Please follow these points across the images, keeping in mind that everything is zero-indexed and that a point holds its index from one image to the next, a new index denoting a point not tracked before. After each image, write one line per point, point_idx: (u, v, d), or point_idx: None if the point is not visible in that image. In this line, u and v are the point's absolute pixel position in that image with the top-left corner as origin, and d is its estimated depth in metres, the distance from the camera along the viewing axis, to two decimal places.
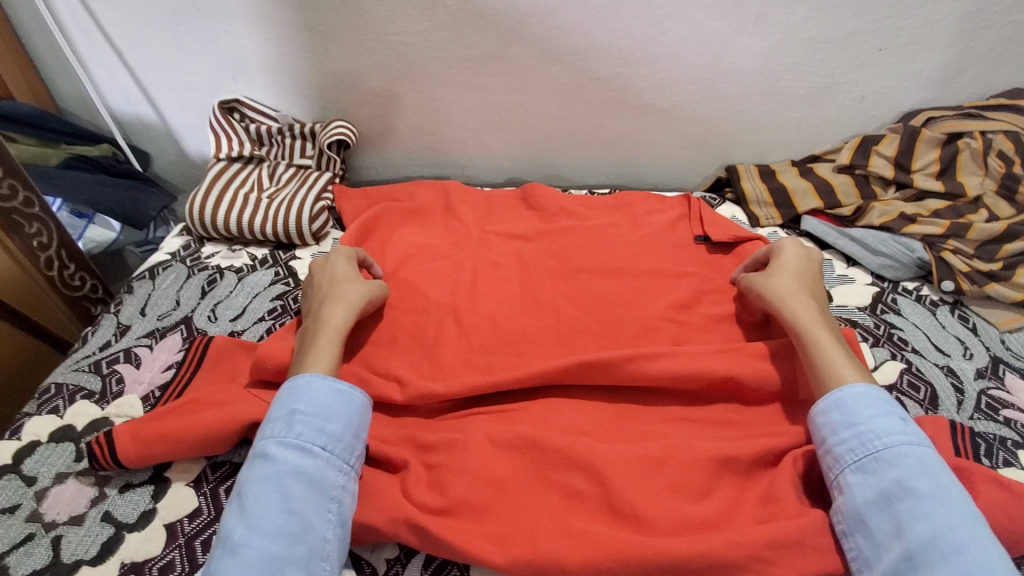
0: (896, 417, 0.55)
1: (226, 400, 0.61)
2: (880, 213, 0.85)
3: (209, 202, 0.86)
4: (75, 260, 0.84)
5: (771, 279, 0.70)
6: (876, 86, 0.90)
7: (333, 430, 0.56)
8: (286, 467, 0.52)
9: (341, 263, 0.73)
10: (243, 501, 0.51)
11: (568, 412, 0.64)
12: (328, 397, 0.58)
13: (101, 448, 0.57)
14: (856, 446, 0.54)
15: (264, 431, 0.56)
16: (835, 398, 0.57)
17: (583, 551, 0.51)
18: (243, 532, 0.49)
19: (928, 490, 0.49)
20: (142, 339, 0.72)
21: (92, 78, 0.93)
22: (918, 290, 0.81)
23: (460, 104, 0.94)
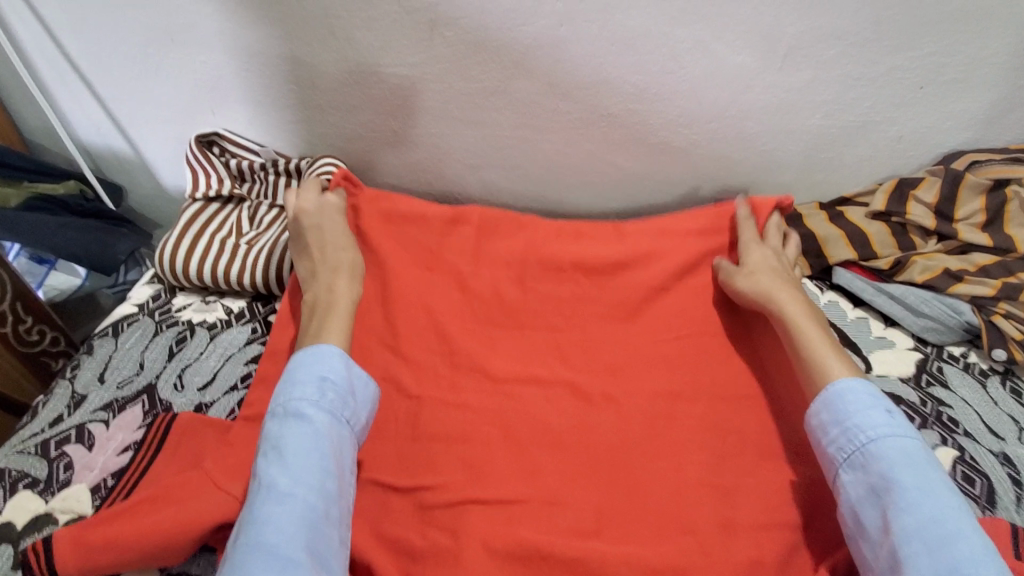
0: (885, 408, 0.56)
1: (180, 498, 0.53)
2: (921, 268, 0.77)
3: (181, 249, 0.78)
4: (32, 313, 0.76)
5: (750, 269, 0.71)
6: (915, 126, 0.82)
7: (350, 404, 0.58)
8: (315, 430, 0.55)
9: (332, 221, 0.75)
10: (278, 455, 0.53)
11: (576, 507, 0.56)
12: (347, 367, 0.60)
13: (37, 560, 0.50)
14: (847, 441, 0.55)
15: (286, 394, 0.57)
16: (827, 390, 0.58)
17: None
18: (282, 483, 0.51)
19: (915, 484, 0.50)
20: (98, 413, 0.64)
21: (58, 108, 0.85)
22: (965, 357, 0.73)
23: (459, 140, 0.86)
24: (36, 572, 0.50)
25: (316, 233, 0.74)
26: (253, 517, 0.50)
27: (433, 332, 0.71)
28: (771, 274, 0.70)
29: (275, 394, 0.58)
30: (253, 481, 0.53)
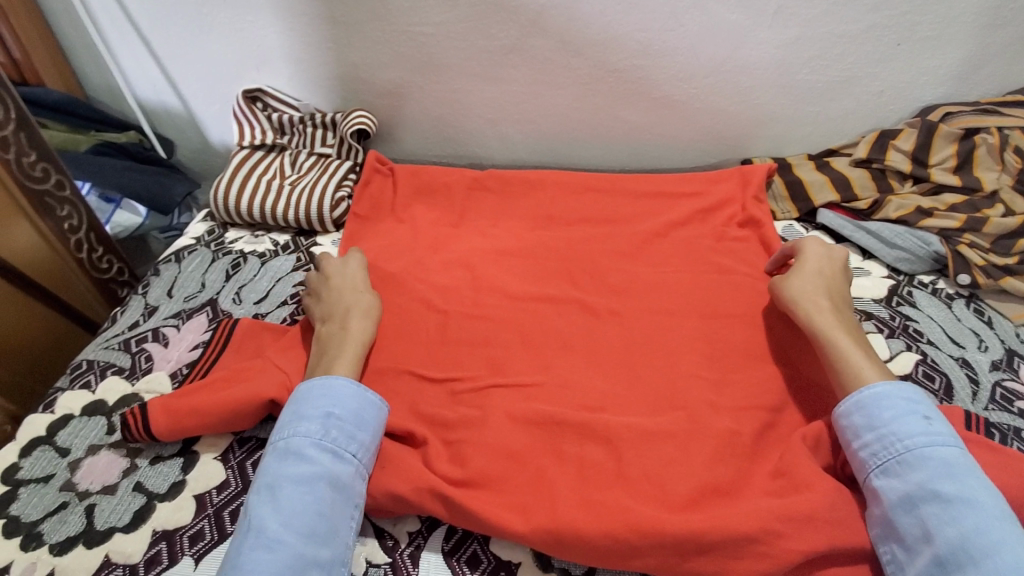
0: (923, 415, 0.55)
1: (250, 375, 0.63)
2: (896, 207, 0.86)
3: (233, 189, 0.88)
4: (102, 243, 0.86)
5: (794, 274, 0.72)
6: (894, 81, 0.91)
7: (355, 439, 0.57)
8: (315, 471, 0.54)
9: (349, 268, 0.75)
10: (273, 496, 0.52)
11: (587, 387, 0.67)
12: (355, 400, 0.59)
13: (136, 421, 0.59)
14: (881, 448, 0.55)
15: (291, 428, 0.56)
16: (863, 393, 0.58)
17: (602, 522, 0.54)
18: (274, 527, 0.50)
19: (956, 494, 0.49)
20: (170, 319, 0.74)
21: (120, 66, 0.95)
22: (933, 283, 0.82)
23: (479, 95, 0.95)
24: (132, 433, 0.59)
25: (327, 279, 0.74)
26: (239, 562, 0.49)
27: (459, 261, 0.82)
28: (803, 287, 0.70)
29: (276, 429, 0.58)
30: (243, 521, 0.52)
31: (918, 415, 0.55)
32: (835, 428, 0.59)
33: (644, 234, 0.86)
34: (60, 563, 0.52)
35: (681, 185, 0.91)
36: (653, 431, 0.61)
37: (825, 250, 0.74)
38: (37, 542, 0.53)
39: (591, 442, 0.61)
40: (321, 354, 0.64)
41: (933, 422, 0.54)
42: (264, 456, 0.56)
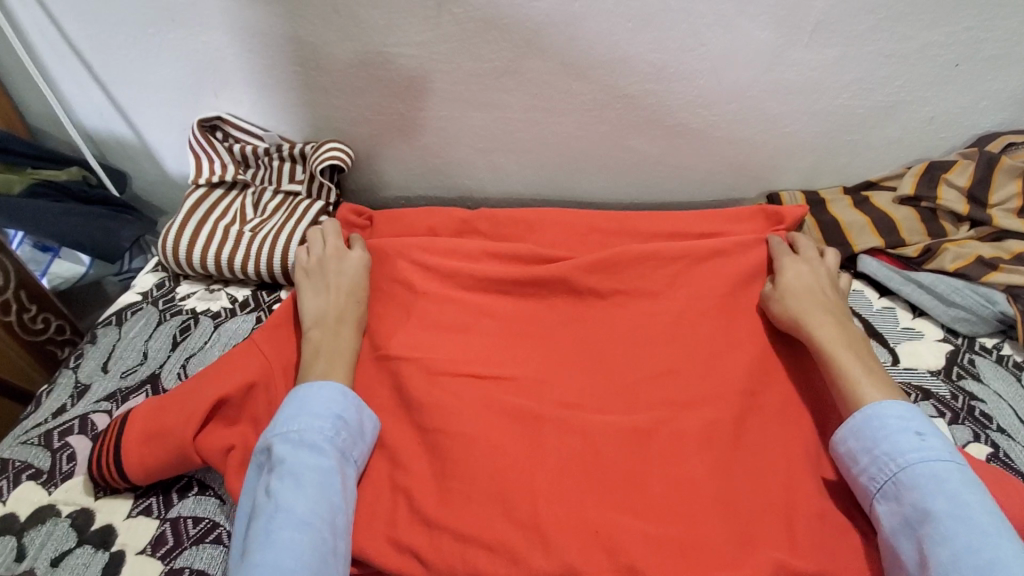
0: (915, 430, 0.52)
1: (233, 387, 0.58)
2: (953, 257, 0.73)
3: (185, 236, 0.76)
4: (36, 300, 0.75)
5: (780, 287, 0.68)
6: (947, 106, 0.78)
7: (360, 442, 0.56)
8: (330, 465, 0.52)
9: (347, 262, 0.71)
10: (294, 483, 0.50)
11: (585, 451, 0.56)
12: (360, 405, 0.58)
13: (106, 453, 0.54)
14: (878, 470, 0.52)
15: (298, 421, 0.54)
16: (863, 412, 0.55)
17: (589, 555, 0.50)
18: (300, 512, 0.48)
19: (949, 511, 0.47)
20: (101, 403, 0.63)
21: (61, 93, 0.83)
22: (998, 348, 0.70)
23: (468, 123, 0.83)
24: (110, 482, 0.54)
25: (326, 271, 0.70)
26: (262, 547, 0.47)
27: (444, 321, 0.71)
28: (808, 300, 0.66)
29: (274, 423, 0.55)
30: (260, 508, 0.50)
31: (912, 430, 0.52)
32: (833, 452, 0.56)
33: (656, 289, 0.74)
34: None
35: (697, 228, 0.80)
36: (632, 428, 0.58)
37: (807, 266, 0.71)
38: None
39: (572, 436, 0.57)
40: (311, 356, 0.62)
41: (926, 437, 0.51)
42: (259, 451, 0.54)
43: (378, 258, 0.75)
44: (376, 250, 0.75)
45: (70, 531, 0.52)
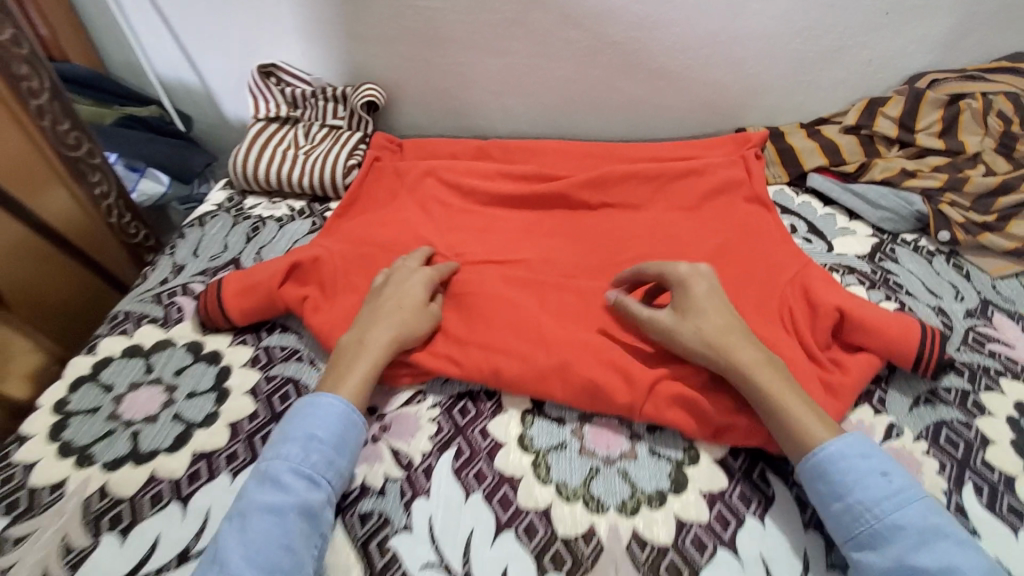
0: (880, 470, 0.52)
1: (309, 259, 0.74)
2: (882, 169, 0.90)
3: (251, 156, 0.93)
4: (130, 210, 0.92)
5: (695, 313, 0.62)
6: (883, 50, 0.93)
7: (335, 464, 0.55)
8: (289, 501, 0.51)
9: (409, 281, 0.69)
10: (244, 528, 0.50)
11: (577, 300, 0.73)
12: (339, 422, 0.56)
13: (212, 292, 0.71)
14: (849, 519, 0.51)
15: (272, 452, 0.54)
16: (814, 457, 0.53)
17: (581, 358, 0.64)
18: (236, 562, 0.48)
19: (936, 566, 0.46)
20: (197, 276, 0.79)
21: (143, 44, 1.00)
22: (916, 241, 0.86)
23: (484, 68, 0.99)
24: (214, 322, 0.71)
25: (385, 289, 0.68)
26: None
27: (466, 219, 0.87)
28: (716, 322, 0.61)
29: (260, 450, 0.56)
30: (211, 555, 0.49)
31: (885, 473, 0.52)
32: (806, 487, 0.55)
33: (638, 195, 0.90)
34: (112, 478, 0.58)
35: (675, 152, 0.96)
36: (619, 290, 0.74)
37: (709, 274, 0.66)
38: (90, 461, 0.59)
39: (568, 294, 0.74)
40: (338, 361, 0.62)
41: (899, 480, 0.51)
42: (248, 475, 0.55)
43: (413, 176, 0.92)
44: (412, 169, 0.92)
45: (187, 353, 0.69)
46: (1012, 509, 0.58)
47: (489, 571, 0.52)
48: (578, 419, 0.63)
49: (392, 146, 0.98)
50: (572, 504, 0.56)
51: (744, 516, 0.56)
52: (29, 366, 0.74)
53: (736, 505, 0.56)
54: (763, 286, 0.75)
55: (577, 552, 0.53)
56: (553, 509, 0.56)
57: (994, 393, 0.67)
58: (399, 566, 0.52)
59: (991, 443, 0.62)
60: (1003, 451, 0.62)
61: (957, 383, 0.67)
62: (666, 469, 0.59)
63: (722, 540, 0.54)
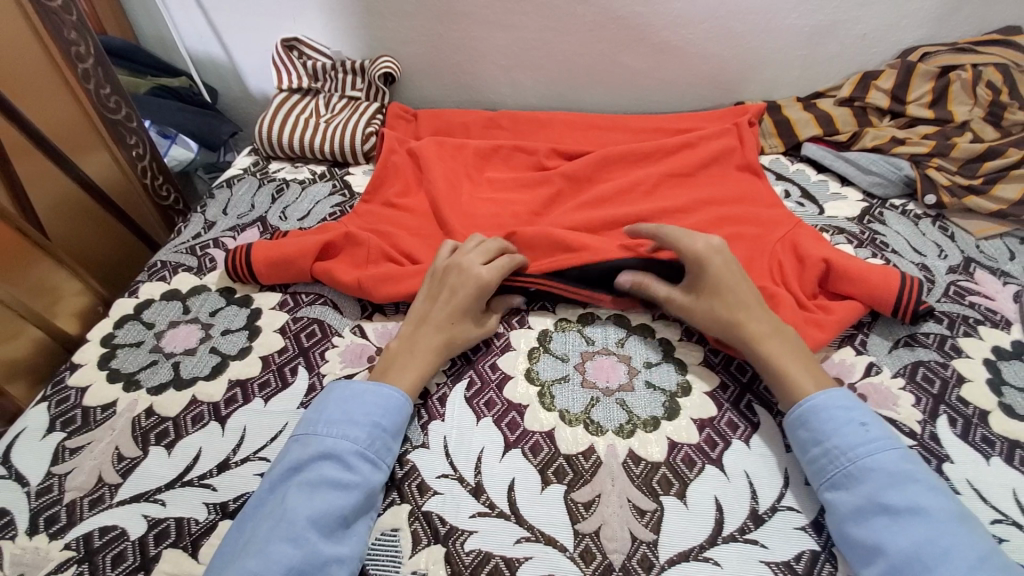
0: (861, 421, 0.55)
1: (334, 227, 0.80)
2: (873, 137, 0.94)
3: (275, 125, 0.99)
4: (162, 173, 0.99)
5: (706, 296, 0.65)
6: (876, 25, 0.96)
7: (394, 450, 0.58)
8: (355, 480, 0.53)
9: (465, 286, 0.66)
10: (308, 491, 0.52)
11: None
12: (401, 412, 0.59)
13: (241, 254, 0.75)
14: (826, 461, 0.54)
15: (337, 431, 0.56)
16: (804, 406, 0.57)
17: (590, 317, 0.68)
18: (300, 524, 0.50)
19: (904, 504, 0.49)
20: (227, 232, 0.85)
21: (172, 19, 1.05)
22: (904, 205, 0.90)
23: (494, 42, 1.04)
24: (241, 277, 0.76)
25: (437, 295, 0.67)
26: (260, 549, 0.48)
27: (478, 183, 0.93)
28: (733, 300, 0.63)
29: (318, 423, 0.57)
30: (267, 511, 0.51)
31: (858, 422, 0.54)
32: (788, 438, 0.58)
33: (640, 161, 0.94)
34: (157, 400, 0.64)
35: (676, 124, 1.00)
36: None
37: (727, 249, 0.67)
38: (136, 386, 0.65)
39: None
40: (391, 361, 0.64)
41: (871, 428, 0.54)
42: (303, 444, 0.56)
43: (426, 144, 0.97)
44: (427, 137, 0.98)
45: (220, 297, 0.75)
46: (985, 438, 0.61)
47: (497, 481, 0.57)
48: (580, 355, 0.68)
49: (406, 114, 1.03)
50: (573, 426, 0.61)
51: (732, 440, 0.60)
52: (75, 306, 0.80)
53: (725, 431, 0.61)
54: (755, 244, 0.79)
55: (578, 467, 0.58)
56: (557, 431, 0.61)
57: (973, 338, 0.71)
58: (418, 475, 0.58)
59: (967, 381, 0.66)
60: (978, 388, 0.65)
61: (935, 329, 0.71)
62: (660, 399, 0.63)
63: (710, 459, 0.58)
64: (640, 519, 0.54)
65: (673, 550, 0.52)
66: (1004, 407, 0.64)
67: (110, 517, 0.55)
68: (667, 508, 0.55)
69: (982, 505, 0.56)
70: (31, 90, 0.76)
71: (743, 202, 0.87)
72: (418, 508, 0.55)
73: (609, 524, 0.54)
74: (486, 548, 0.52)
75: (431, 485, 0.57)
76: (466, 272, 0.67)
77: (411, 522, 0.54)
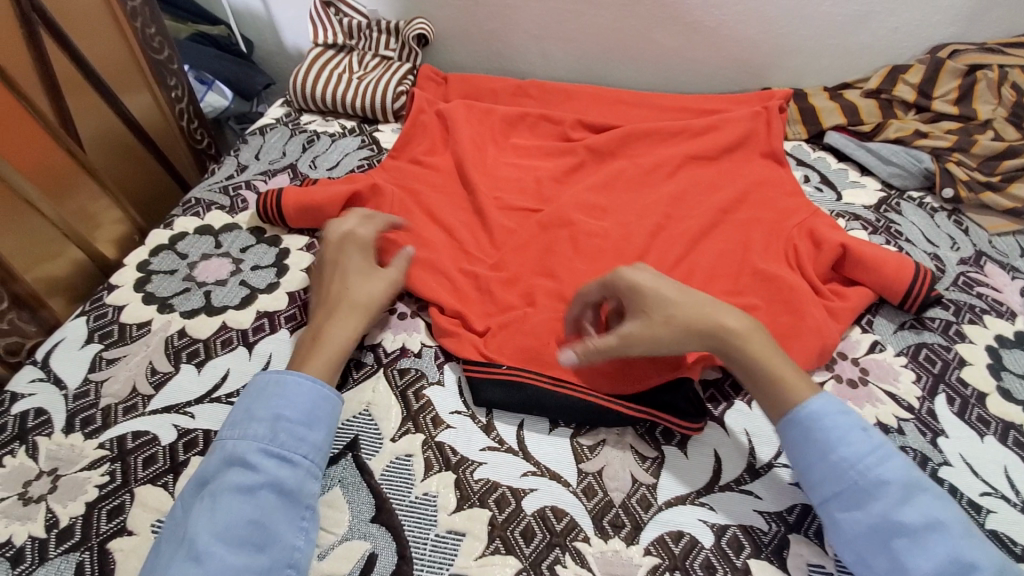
0: (859, 426, 0.51)
1: (360, 180, 0.81)
2: (896, 129, 0.95)
3: (309, 77, 1.01)
4: (196, 118, 1.02)
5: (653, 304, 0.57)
6: (908, 19, 0.97)
7: (307, 439, 0.53)
8: (260, 480, 0.49)
9: (351, 252, 0.67)
10: (212, 503, 0.48)
11: (599, 226, 0.80)
12: (308, 401, 0.55)
13: (272, 199, 0.77)
14: (833, 476, 0.50)
15: (238, 432, 0.52)
16: (796, 417, 0.53)
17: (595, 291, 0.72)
18: (204, 539, 0.46)
19: (921, 521, 0.47)
20: (259, 175, 0.88)
21: None
22: (921, 198, 0.91)
23: (529, 11, 1.05)
24: (271, 218, 0.78)
25: (331, 268, 0.66)
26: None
27: (505, 148, 0.95)
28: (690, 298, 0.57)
29: (225, 427, 0.53)
30: (177, 530, 0.48)
31: (857, 428, 0.51)
32: (784, 450, 0.54)
33: (664, 137, 0.95)
34: (189, 323, 0.67)
35: (702, 104, 1.00)
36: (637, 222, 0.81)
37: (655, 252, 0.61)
38: (170, 309, 0.68)
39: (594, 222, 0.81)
40: (307, 349, 0.60)
41: (873, 435, 0.51)
42: (212, 453, 0.52)
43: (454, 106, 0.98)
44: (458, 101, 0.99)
45: (251, 235, 0.78)
46: (980, 417, 0.63)
47: (507, 420, 0.60)
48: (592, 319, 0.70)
49: (437, 78, 1.05)
50: None
51: (736, 400, 0.62)
52: (114, 233, 0.85)
53: (728, 391, 0.63)
54: (772, 224, 0.81)
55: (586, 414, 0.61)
56: None
57: (978, 326, 0.72)
58: (432, 409, 0.61)
59: (967, 364, 0.68)
60: (977, 371, 0.67)
61: (941, 315, 0.73)
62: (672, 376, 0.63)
63: (713, 417, 0.61)
64: (641, 464, 0.57)
65: (672, 493, 0.55)
66: (1002, 391, 0.65)
67: (143, 423, 0.58)
68: (668, 456, 0.58)
69: (971, 478, 0.59)
70: (86, 24, 0.79)
71: (764, 183, 0.88)
72: (431, 438, 0.58)
73: (612, 466, 0.57)
74: (494, 478, 0.55)
75: (445, 419, 0.60)
76: (349, 235, 0.68)
77: (424, 450, 0.57)
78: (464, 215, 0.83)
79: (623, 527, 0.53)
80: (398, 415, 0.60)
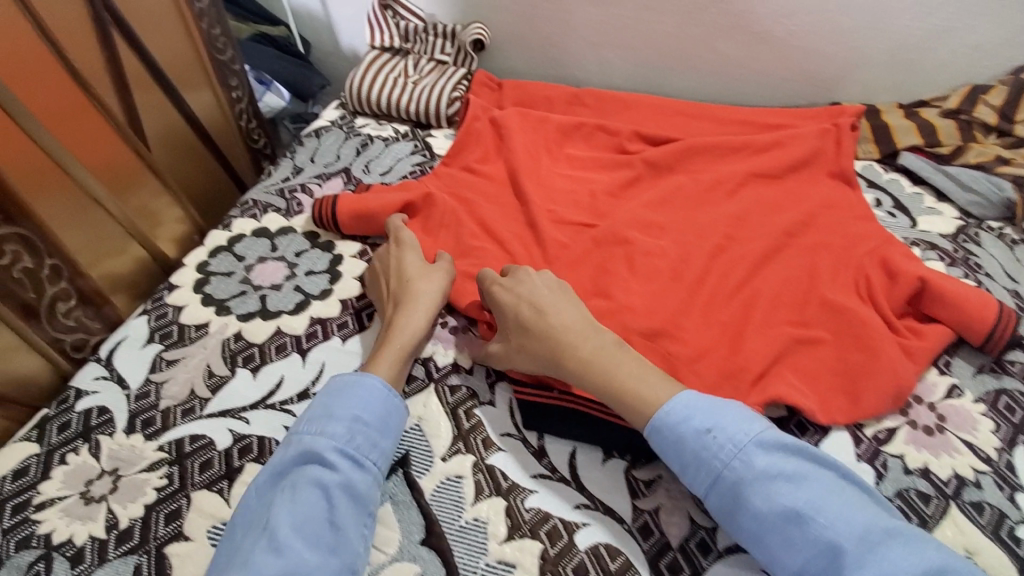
0: (705, 426, 0.50)
1: (413, 188, 0.81)
2: (977, 153, 0.90)
3: (366, 81, 1.01)
4: (255, 118, 1.04)
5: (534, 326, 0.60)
6: (994, 36, 0.90)
7: (380, 446, 0.54)
8: (336, 480, 0.50)
9: (408, 254, 0.70)
10: (291, 494, 0.49)
11: (656, 245, 0.78)
12: (383, 406, 0.56)
13: (327, 204, 0.77)
14: (697, 482, 0.50)
15: (315, 428, 0.53)
16: (655, 432, 0.52)
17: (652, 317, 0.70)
18: (284, 530, 0.47)
19: (774, 511, 0.46)
20: (314, 178, 0.89)
21: None
22: (1001, 229, 0.85)
23: (588, 17, 1.03)
24: (325, 223, 0.78)
25: (388, 271, 0.69)
26: (242, 563, 0.45)
27: (559, 158, 0.93)
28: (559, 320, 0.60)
29: (301, 422, 0.54)
30: (254, 520, 0.49)
31: (705, 429, 0.50)
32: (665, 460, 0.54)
33: (724, 152, 0.91)
34: (245, 326, 0.68)
35: (766, 118, 0.96)
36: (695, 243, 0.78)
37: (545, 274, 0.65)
38: (227, 311, 0.69)
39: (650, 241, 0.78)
40: (378, 349, 0.61)
41: (717, 433, 0.49)
42: (286, 446, 0.53)
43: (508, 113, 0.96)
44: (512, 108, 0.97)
45: (305, 240, 0.78)
46: None
47: (559, 446, 0.59)
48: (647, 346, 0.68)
49: (491, 84, 1.04)
50: None
51: None
52: (175, 232, 0.87)
53: None
54: (842, 250, 0.76)
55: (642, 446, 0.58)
56: None
57: None
58: (483, 430, 0.60)
59: None
60: None
61: None
62: None
63: None
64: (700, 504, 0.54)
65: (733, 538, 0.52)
66: None
67: (201, 426, 0.59)
68: None
69: None
70: (155, 24, 0.81)
71: (832, 205, 0.83)
72: (481, 461, 0.57)
73: (668, 503, 0.55)
74: (546, 508, 0.54)
75: (496, 442, 0.59)
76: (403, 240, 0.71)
77: (475, 472, 0.56)
78: (516, 227, 0.82)
79: (681, 571, 0.51)
80: (449, 434, 0.59)
